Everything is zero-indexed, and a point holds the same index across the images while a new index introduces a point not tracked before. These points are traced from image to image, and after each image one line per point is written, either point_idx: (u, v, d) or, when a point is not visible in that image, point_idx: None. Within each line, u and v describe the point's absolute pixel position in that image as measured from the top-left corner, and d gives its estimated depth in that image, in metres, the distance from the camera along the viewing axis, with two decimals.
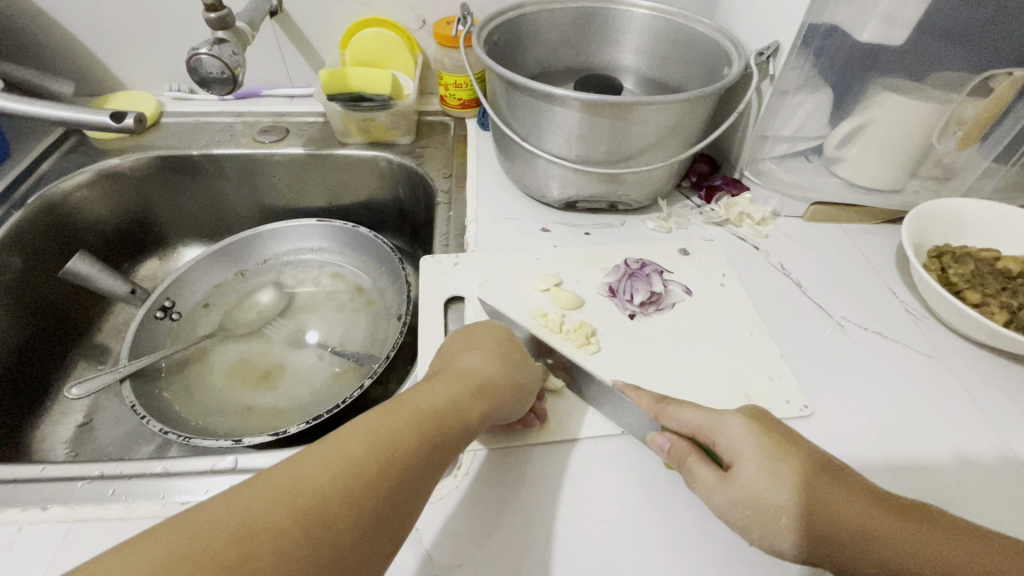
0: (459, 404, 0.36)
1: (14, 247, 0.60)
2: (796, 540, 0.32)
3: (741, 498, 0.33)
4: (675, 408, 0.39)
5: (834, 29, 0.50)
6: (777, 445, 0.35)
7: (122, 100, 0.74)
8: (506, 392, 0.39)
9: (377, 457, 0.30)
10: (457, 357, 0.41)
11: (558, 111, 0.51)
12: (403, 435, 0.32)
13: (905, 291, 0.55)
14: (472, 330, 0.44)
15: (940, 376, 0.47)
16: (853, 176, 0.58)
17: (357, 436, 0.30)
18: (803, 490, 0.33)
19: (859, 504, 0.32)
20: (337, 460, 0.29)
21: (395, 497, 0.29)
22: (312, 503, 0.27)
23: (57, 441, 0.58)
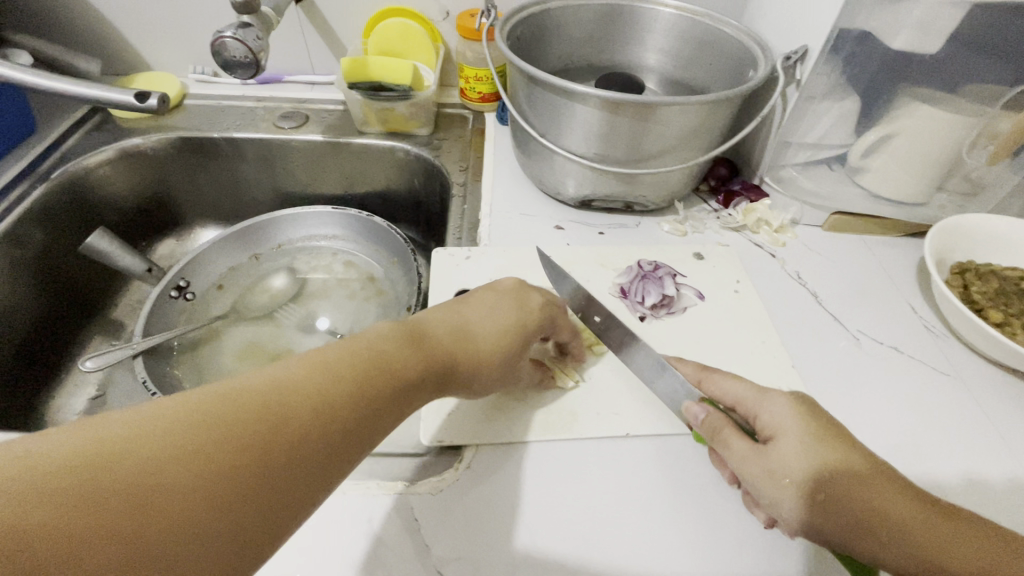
0: (448, 367, 0.35)
1: (37, 221, 0.62)
2: (829, 523, 0.31)
3: (776, 469, 0.32)
4: (720, 379, 0.40)
5: (866, 35, 0.48)
6: (824, 427, 0.33)
7: (146, 80, 0.75)
8: (501, 364, 0.38)
9: (349, 394, 0.28)
10: (475, 311, 0.38)
11: (577, 108, 0.51)
12: (366, 376, 0.30)
13: (925, 307, 0.53)
14: (503, 285, 0.41)
15: (957, 395, 0.46)
16: (877, 187, 0.57)
17: (320, 370, 0.28)
18: (843, 474, 0.31)
19: (898, 496, 0.31)
20: (296, 390, 0.27)
21: (348, 437, 0.28)
22: (274, 424, 0.25)
23: (71, 413, 0.60)
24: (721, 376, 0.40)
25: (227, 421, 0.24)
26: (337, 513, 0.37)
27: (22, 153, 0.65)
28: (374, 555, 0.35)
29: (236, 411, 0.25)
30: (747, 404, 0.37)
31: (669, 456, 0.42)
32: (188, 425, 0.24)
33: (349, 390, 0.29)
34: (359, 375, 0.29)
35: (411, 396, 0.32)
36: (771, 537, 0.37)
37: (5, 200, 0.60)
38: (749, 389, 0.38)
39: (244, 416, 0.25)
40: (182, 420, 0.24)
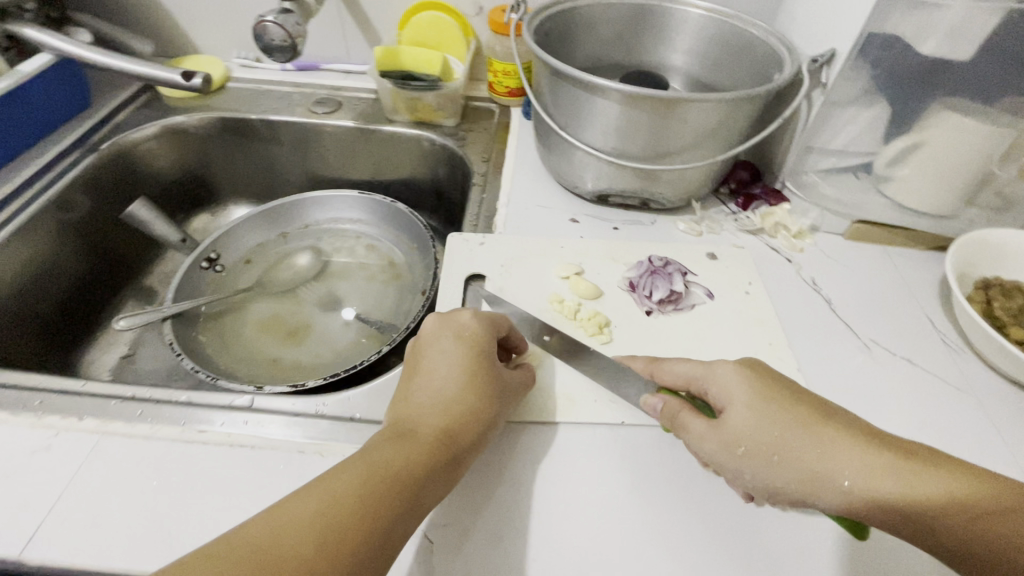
0: (445, 434, 0.37)
1: (86, 188, 0.66)
2: (788, 480, 0.34)
3: (730, 440, 0.36)
4: (669, 364, 0.42)
5: (895, 40, 0.48)
6: (769, 388, 0.37)
7: (194, 62, 0.79)
8: (492, 400, 0.40)
9: (356, 517, 0.30)
10: (428, 369, 0.41)
11: (598, 101, 0.51)
12: (365, 494, 0.32)
13: (944, 321, 0.52)
14: (435, 325, 0.44)
15: (968, 411, 0.45)
16: (902, 197, 0.56)
17: (320, 502, 0.31)
18: (793, 431, 0.35)
19: (847, 443, 0.34)
20: (304, 526, 0.29)
21: (364, 554, 0.30)
22: (292, 570, 0.27)
23: (103, 368, 0.64)
24: (669, 361, 0.43)
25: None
26: None
27: (76, 124, 0.70)
28: None
29: (254, 571, 0.27)
30: (697, 380, 0.40)
31: (661, 448, 0.42)
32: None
33: (354, 510, 0.31)
34: (358, 493, 0.32)
35: (425, 480, 0.35)
36: (755, 533, 0.38)
37: (58, 166, 0.65)
38: (695, 364, 0.41)
39: (260, 575, 0.27)
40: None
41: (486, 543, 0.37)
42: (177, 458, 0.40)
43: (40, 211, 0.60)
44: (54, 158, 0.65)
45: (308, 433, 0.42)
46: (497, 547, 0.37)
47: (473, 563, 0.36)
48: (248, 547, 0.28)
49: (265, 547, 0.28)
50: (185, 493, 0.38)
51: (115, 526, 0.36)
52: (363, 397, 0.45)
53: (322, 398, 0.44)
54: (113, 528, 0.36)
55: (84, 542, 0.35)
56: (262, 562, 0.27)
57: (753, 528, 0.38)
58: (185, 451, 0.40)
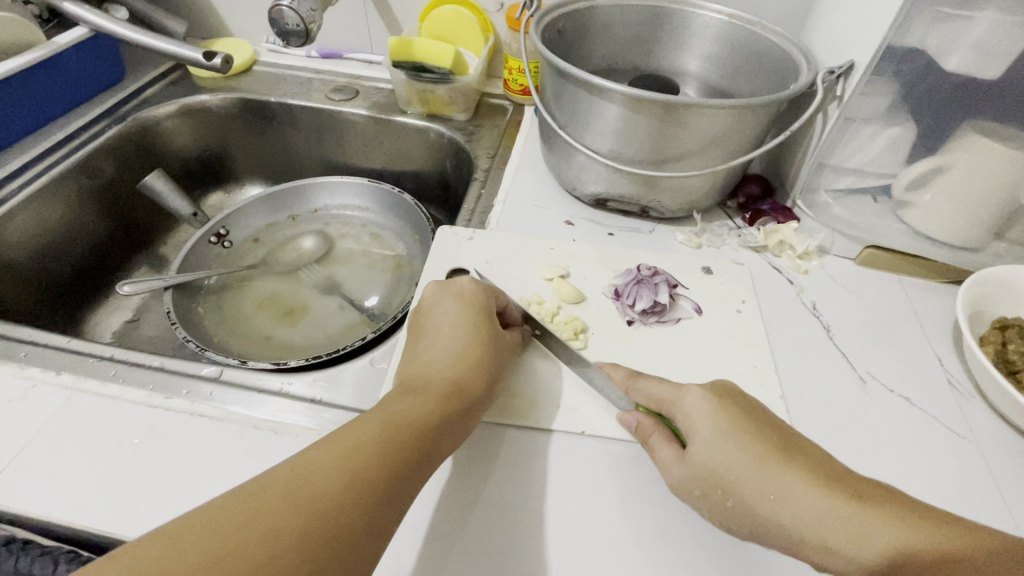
0: (460, 384, 0.38)
1: (110, 155, 0.69)
2: (743, 523, 0.33)
3: (692, 473, 0.34)
4: (644, 383, 0.40)
5: (920, 53, 0.44)
6: (737, 421, 0.35)
7: (225, 44, 0.82)
8: (499, 353, 0.42)
9: (380, 456, 0.31)
10: (436, 331, 0.42)
11: (600, 103, 0.50)
12: (392, 440, 0.32)
13: (954, 361, 0.48)
14: (436, 292, 0.45)
15: (967, 461, 0.41)
16: (920, 224, 0.52)
17: (347, 447, 0.31)
18: (751, 470, 0.33)
19: (803, 486, 0.31)
20: (336, 466, 0.30)
21: (386, 497, 0.30)
22: (326, 507, 0.28)
23: (106, 330, 0.66)
24: (647, 380, 0.40)
25: (281, 522, 0.27)
26: (289, 454, 0.40)
27: (107, 96, 0.74)
28: None
29: (287, 509, 0.27)
30: (666, 403, 0.38)
31: (622, 462, 0.41)
32: (241, 532, 0.26)
33: (379, 450, 0.31)
34: (379, 436, 0.32)
35: (444, 425, 0.36)
36: (708, 565, 0.35)
37: (84, 134, 0.68)
38: (667, 386, 0.39)
39: (293, 513, 0.27)
40: (238, 532, 0.26)
41: (424, 541, 0.36)
42: (140, 420, 0.41)
43: (64, 174, 0.63)
44: (81, 126, 0.68)
45: (267, 410, 0.42)
46: (435, 546, 0.36)
47: (407, 559, 0.35)
48: (274, 489, 0.28)
49: (302, 481, 0.29)
50: (142, 455, 0.39)
51: (71, 480, 0.37)
52: (327, 379, 0.45)
53: (288, 377, 0.45)
54: (69, 481, 0.37)
55: (42, 491, 0.37)
56: (293, 502, 0.28)
57: (705, 558, 0.36)
58: (148, 415, 0.41)
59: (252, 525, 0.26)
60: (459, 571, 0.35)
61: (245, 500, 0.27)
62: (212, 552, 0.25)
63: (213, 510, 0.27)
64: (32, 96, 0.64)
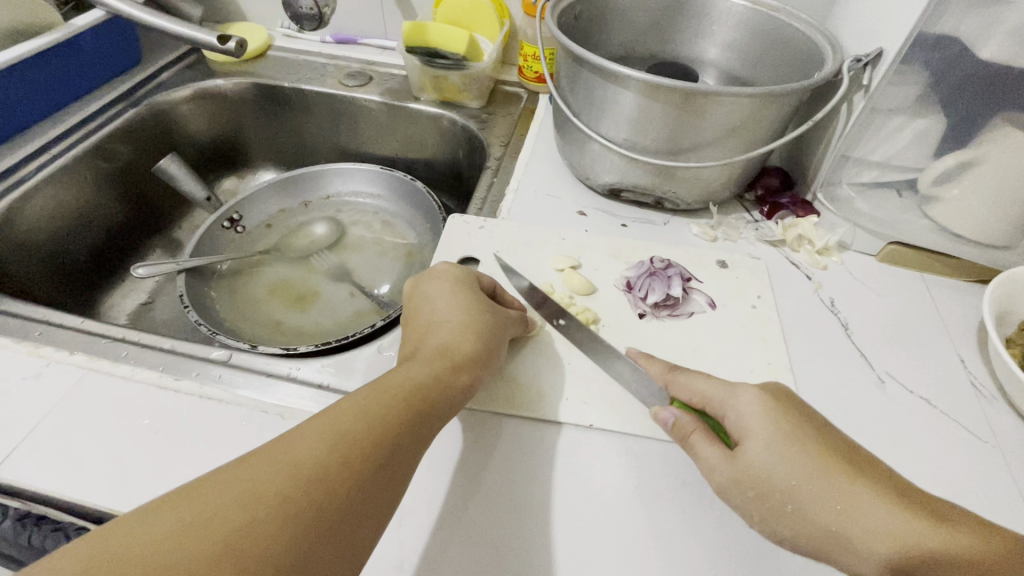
0: (455, 358, 0.38)
1: (126, 138, 0.70)
2: (799, 533, 0.32)
3: (743, 476, 0.33)
4: (686, 378, 0.39)
5: (953, 41, 0.43)
6: (799, 426, 0.34)
7: (240, 29, 0.82)
8: (495, 329, 0.42)
9: (368, 425, 0.31)
10: (426, 314, 0.42)
11: (615, 89, 0.48)
12: (388, 410, 0.33)
13: (978, 362, 0.46)
14: (423, 277, 0.45)
15: (988, 466, 0.40)
16: (947, 221, 0.50)
17: (342, 415, 0.31)
18: (816, 479, 0.32)
19: (876, 502, 0.30)
20: (330, 432, 0.30)
21: (381, 464, 0.30)
22: (312, 472, 0.28)
23: (121, 312, 0.67)
24: (689, 374, 0.40)
25: (266, 488, 0.27)
26: None
27: (124, 79, 0.74)
28: None
29: (271, 476, 0.27)
30: (713, 402, 0.37)
31: (629, 457, 0.40)
32: (225, 498, 0.26)
33: (367, 420, 0.31)
34: (368, 406, 0.32)
35: (434, 396, 0.36)
36: (714, 564, 0.35)
37: (101, 117, 0.68)
38: (718, 384, 0.38)
39: (288, 470, 0.27)
40: (221, 499, 0.26)
41: (426, 529, 0.36)
42: (150, 401, 0.41)
43: (81, 156, 0.64)
44: (98, 109, 0.69)
45: (275, 394, 0.42)
46: (438, 535, 0.36)
47: (409, 547, 0.35)
48: (259, 459, 0.28)
49: (296, 449, 0.29)
50: (151, 436, 0.39)
51: (83, 458, 0.38)
52: (334, 366, 0.45)
53: (296, 362, 0.45)
54: (80, 459, 0.38)
55: (54, 468, 0.38)
56: (278, 469, 0.27)
57: (711, 557, 0.35)
58: (158, 396, 0.42)
59: (237, 492, 0.26)
60: (461, 561, 0.35)
61: (229, 471, 0.27)
62: (194, 518, 0.25)
63: (197, 483, 0.27)
64: (50, 79, 0.65)
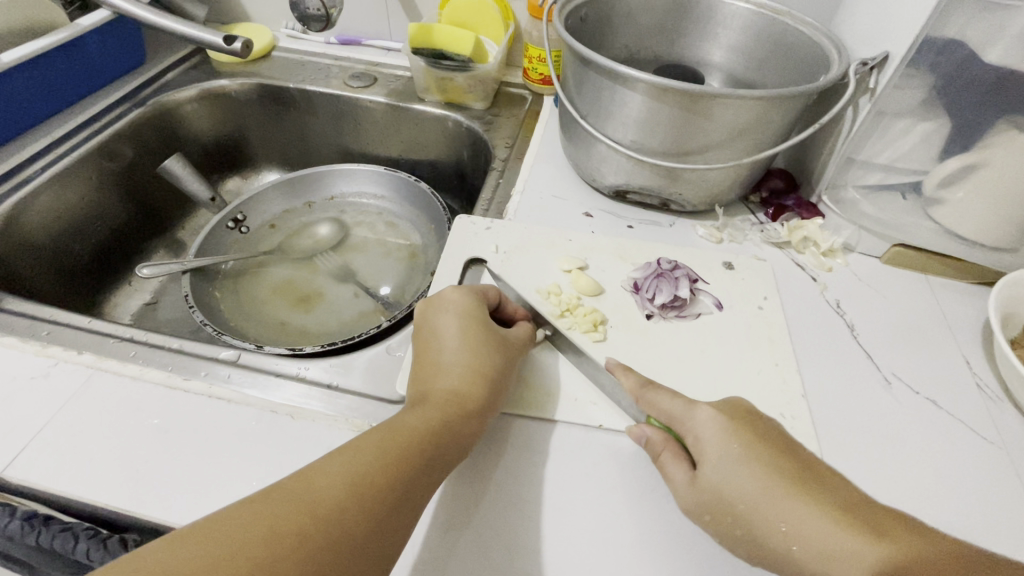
0: (467, 395, 0.38)
1: (131, 139, 0.70)
2: (753, 555, 0.32)
3: (702, 500, 0.34)
4: (656, 394, 0.39)
5: (959, 45, 0.43)
6: (751, 445, 0.34)
7: (245, 29, 0.82)
8: (507, 361, 0.41)
9: (384, 468, 0.31)
10: (436, 349, 0.41)
11: (622, 91, 0.49)
12: (402, 451, 0.33)
13: (983, 364, 0.47)
14: (433, 307, 0.43)
15: (994, 466, 0.40)
16: (952, 224, 0.50)
17: (359, 458, 0.31)
18: (764, 499, 0.32)
19: (823, 521, 0.30)
20: (348, 473, 0.30)
21: (397, 507, 0.31)
22: (326, 514, 0.28)
23: (125, 313, 0.67)
24: (657, 391, 0.39)
25: (279, 526, 0.27)
26: (305, 438, 0.40)
27: (129, 79, 0.74)
28: None
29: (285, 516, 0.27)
30: (675, 420, 0.37)
31: (638, 457, 0.40)
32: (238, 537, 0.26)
33: (382, 463, 0.31)
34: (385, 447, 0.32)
35: (445, 439, 0.35)
36: (725, 563, 0.35)
37: (106, 117, 0.68)
38: (678, 400, 0.38)
39: (303, 513, 0.28)
40: (236, 536, 0.26)
41: (436, 529, 0.36)
42: (158, 401, 0.41)
43: (86, 157, 0.64)
44: (102, 109, 0.69)
45: (285, 394, 0.42)
46: (447, 534, 0.36)
47: (420, 547, 0.35)
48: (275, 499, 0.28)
49: (312, 490, 0.29)
50: (160, 436, 0.39)
51: (92, 458, 0.38)
52: (343, 366, 0.45)
53: (304, 362, 0.45)
54: (89, 459, 0.38)
55: (63, 469, 0.37)
56: (292, 508, 0.28)
57: (722, 555, 0.35)
58: (167, 395, 0.42)
59: (252, 531, 0.27)
60: (472, 561, 0.35)
61: (247, 507, 0.28)
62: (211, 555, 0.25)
63: (215, 516, 0.27)
64: (56, 79, 0.65)
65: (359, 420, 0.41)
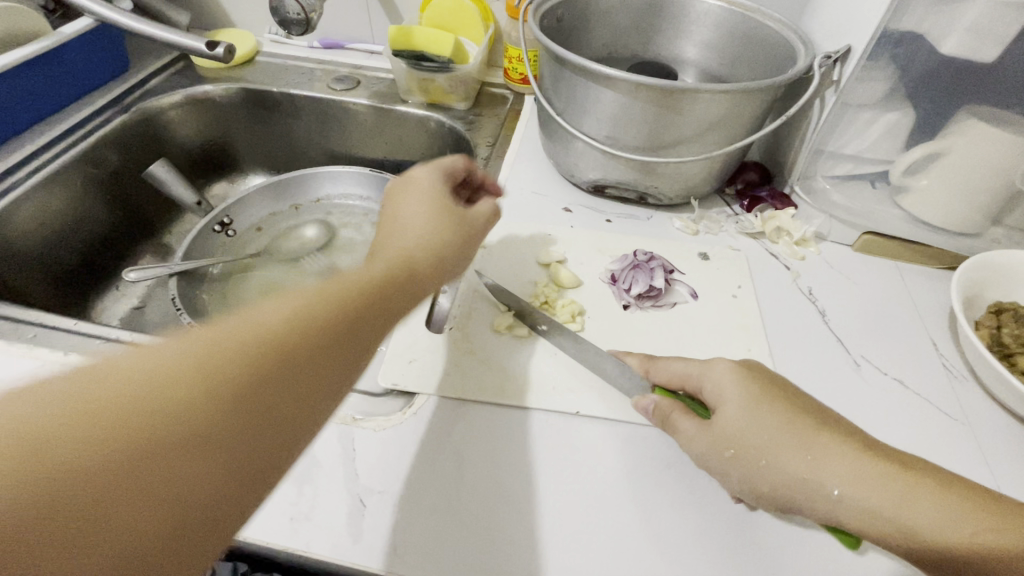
0: (412, 262, 0.34)
1: (115, 145, 0.70)
2: (771, 487, 0.33)
3: (721, 439, 0.35)
4: (664, 362, 0.41)
5: (917, 37, 0.45)
6: (768, 390, 0.36)
7: (228, 35, 0.83)
8: (454, 240, 0.38)
9: (310, 327, 0.27)
10: (395, 218, 0.37)
11: (594, 87, 0.50)
12: (333, 315, 0.28)
13: (949, 345, 0.48)
14: (402, 185, 0.40)
15: (958, 441, 0.42)
16: (918, 210, 0.52)
17: (275, 312, 0.26)
18: (782, 432, 0.33)
19: (845, 451, 0.32)
20: (263, 328, 0.25)
21: (312, 392, 0.26)
22: (222, 383, 0.23)
23: (113, 317, 0.68)
24: (668, 359, 0.41)
25: (161, 401, 0.21)
26: None
27: (113, 86, 0.75)
28: (308, 474, 0.38)
29: (127, 408, 0.21)
30: (692, 377, 0.39)
31: (615, 441, 0.41)
32: (67, 437, 0.19)
33: (308, 318, 0.27)
34: (280, 325, 0.26)
35: (388, 301, 0.31)
36: (698, 541, 0.36)
37: (90, 124, 0.69)
38: (691, 363, 0.40)
39: (190, 384, 0.22)
40: (111, 392, 0.21)
41: (415, 512, 0.36)
42: None
43: (71, 163, 0.64)
44: (87, 116, 0.69)
45: None
46: (427, 515, 0.36)
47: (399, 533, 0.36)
48: (97, 383, 0.21)
49: (211, 345, 0.24)
50: None
51: None
52: None
53: None
54: None
55: None
56: (184, 371, 0.22)
57: (695, 533, 0.36)
58: None
59: (122, 400, 0.21)
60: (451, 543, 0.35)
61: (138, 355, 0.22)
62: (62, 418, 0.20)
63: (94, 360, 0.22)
64: (39, 87, 0.65)
65: (342, 413, 0.42)
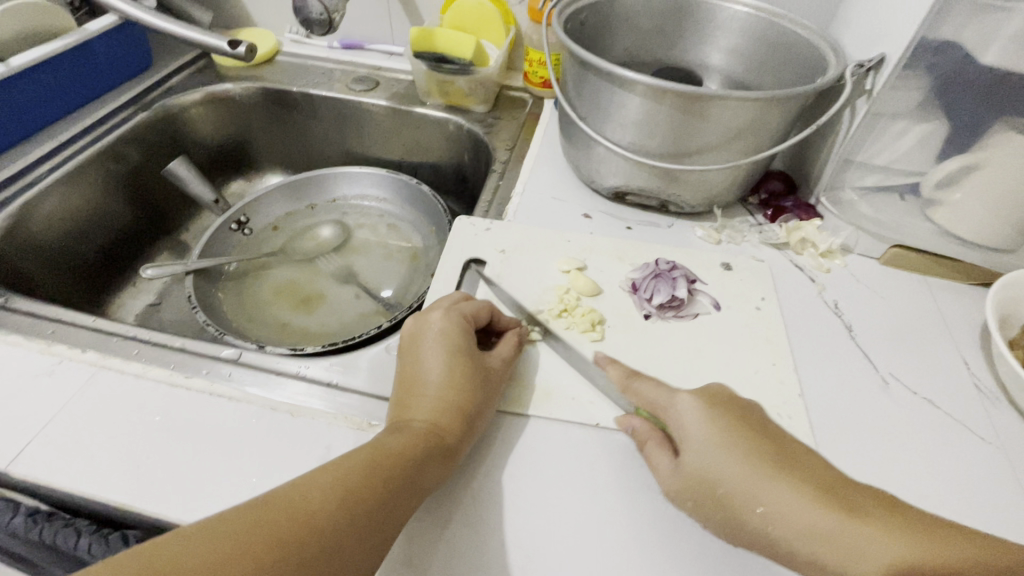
0: (440, 429, 0.37)
1: (136, 142, 0.70)
2: (734, 534, 0.33)
3: (686, 484, 0.34)
4: (639, 384, 0.40)
5: (955, 46, 0.43)
6: (731, 429, 0.35)
7: (249, 34, 0.83)
8: (479, 383, 0.40)
9: (373, 484, 0.32)
10: (417, 377, 0.40)
11: (620, 93, 0.49)
12: (385, 483, 0.32)
13: (981, 364, 0.47)
14: (418, 332, 0.42)
15: (992, 465, 0.40)
16: (951, 224, 0.50)
17: (340, 486, 0.31)
18: (738, 479, 0.33)
19: (797, 498, 0.31)
20: (343, 487, 0.31)
21: (380, 514, 0.31)
22: (320, 521, 0.29)
23: (130, 312, 0.68)
24: (642, 381, 0.40)
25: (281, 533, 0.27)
26: (306, 436, 0.40)
27: (135, 83, 0.75)
28: None
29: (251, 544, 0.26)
30: (660, 407, 0.38)
31: (636, 455, 0.40)
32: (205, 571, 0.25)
33: (371, 480, 0.32)
34: (325, 506, 0.29)
35: (425, 467, 0.34)
36: (722, 560, 0.35)
37: (112, 120, 0.69)
38: (661, 391, 0.39)
39: (297, 518, 0.28)
40: (240, 537, 0.26)
41: (430, 526, 0.36)
42: (161, 399, 0.42)
43: (92, 160, 0.65)
44: (109, 113, 0.70)
45: (285, 392, 0.43)
46: (443, 528, 0.36)
47: (413, 542, 0.35)
48: (239, 524, 0.27)
49: (302, 506, 0.29)
50: (162, 432, 0.40)
51: (96, 455, 0.38)
52: (345, 364, 0.45)
53: (306, 361, 0.45)
54: (94, 456, 0.38)
55: (66, 464, 0.38)
56: (292, 514, 0.28)
57: (720, 554, 0.35)
58: (170, 394, 0.42)
59: (253, 539, 0.26)
60: (467, 554, 0.35)
61: (261, 507, 0.28)
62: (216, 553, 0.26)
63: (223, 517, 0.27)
64: (63, 83, 0.66)
65: (358, 417, 0.41)
